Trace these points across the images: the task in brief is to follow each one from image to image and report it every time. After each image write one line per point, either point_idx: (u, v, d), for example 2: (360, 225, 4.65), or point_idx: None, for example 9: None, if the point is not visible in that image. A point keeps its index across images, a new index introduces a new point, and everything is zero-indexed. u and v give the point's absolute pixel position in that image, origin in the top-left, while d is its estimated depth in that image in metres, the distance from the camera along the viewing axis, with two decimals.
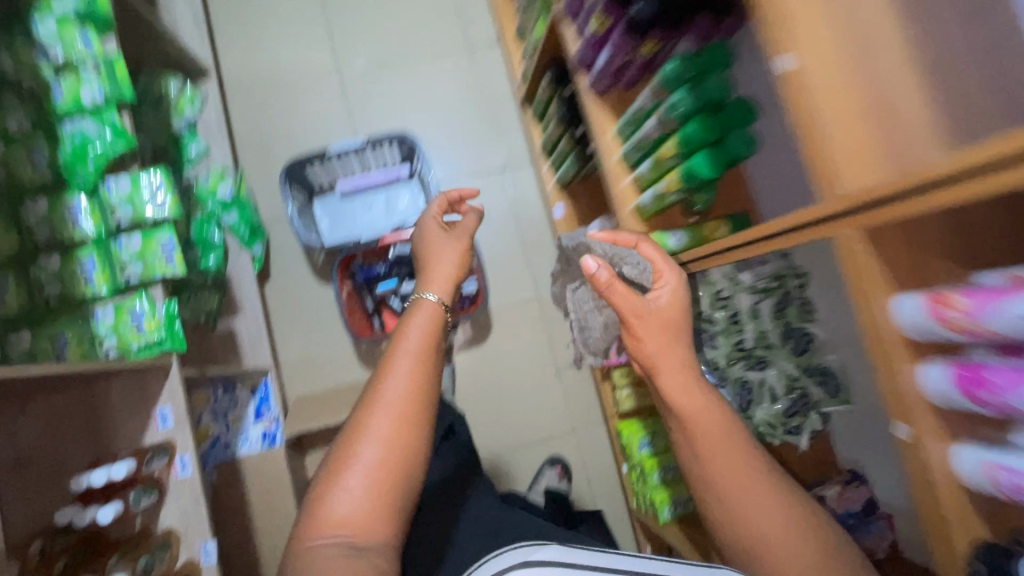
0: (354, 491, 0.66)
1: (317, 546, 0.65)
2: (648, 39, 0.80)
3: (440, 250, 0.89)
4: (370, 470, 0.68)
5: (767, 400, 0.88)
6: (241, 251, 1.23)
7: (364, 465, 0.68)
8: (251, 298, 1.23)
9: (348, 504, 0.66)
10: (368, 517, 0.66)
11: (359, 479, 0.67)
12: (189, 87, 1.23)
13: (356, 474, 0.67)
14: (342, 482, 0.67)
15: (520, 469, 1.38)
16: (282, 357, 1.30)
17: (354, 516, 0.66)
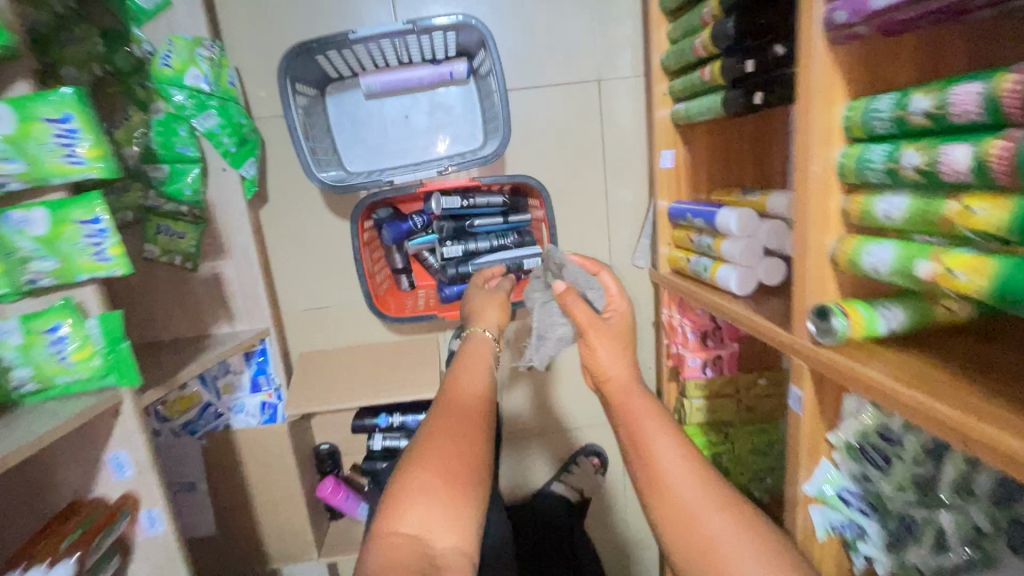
0: (431, 492, 0.58)
1: (378, 561, 0.54)
2: None
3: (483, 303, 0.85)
4: (455, 455, 0.61)
5: (928, 549, 0.59)
6: (226, 169, 0.88)
7: (428, 464, 0.60)
8: (241, 235, 0.92)
9: (410, 488, 0.58)
10: (444, 515, 0.57)
11: (420, 479, 0.58)
12: None
13: (435, 467, 0.59)
14: (419, 474, 0.59)
15: (551, 454, 1.21)
16: (283, 306, 1.04)
17: (430, 520, 0.56)
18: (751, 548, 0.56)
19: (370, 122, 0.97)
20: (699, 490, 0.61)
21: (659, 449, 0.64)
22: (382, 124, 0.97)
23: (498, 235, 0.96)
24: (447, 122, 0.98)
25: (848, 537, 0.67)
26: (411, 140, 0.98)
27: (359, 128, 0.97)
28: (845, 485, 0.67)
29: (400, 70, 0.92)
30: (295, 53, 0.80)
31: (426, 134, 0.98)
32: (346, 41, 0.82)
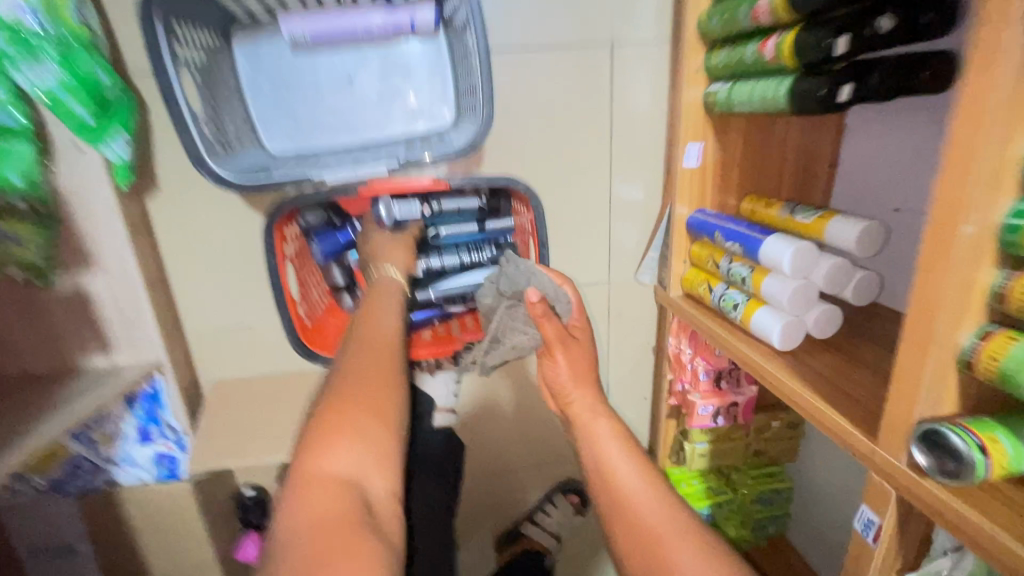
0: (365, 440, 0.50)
1: (302, 514, 0.44)
2: None
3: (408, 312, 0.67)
4: (382, 387, 0.54)
5: None
6: (79, 146, 0.61)
7: (342, 405, 0.51)
8: (113, 239, 0.66)
9: (327, 451, 0.48)
10: (373, 461, 0.50)
11: (336, 436, 0.49)
12: None
13: (364, 402, 0.52)
14: (340, 418, 0.50)
15: (522, 493, 1.03)
16: (186, 326, 0.79)
17: (358, 461, 0.49)
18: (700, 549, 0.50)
19: (298, 85, 0.70)
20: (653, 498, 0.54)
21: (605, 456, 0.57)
22: (316, 90, 0.71)
23: (467, 250, 0.79)
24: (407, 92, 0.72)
25: None
26: (358, 114, 0.72)
27: (284, 93, 0.70)
28: None
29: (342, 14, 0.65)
30: None
31: (380, 106, 0.72)
32: None
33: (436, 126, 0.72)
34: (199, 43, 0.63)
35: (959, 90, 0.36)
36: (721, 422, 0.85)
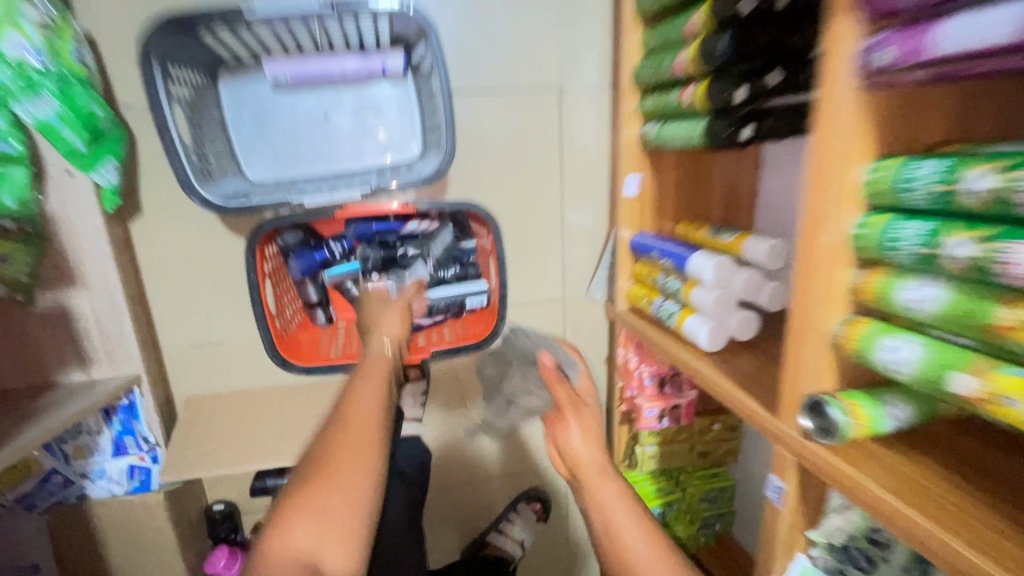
0: (328, 524, 0.50)
1: None
2: None
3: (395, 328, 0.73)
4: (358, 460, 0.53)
5: None
6: (71, 172, 0.66)
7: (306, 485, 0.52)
8: (98, 259, 0.70)
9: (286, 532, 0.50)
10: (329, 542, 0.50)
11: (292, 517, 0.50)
12: None
13: (328, 480, 0.52)
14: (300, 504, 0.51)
15: (487, 499, 1.09)
16: (161, 342, 0.83)
17: (316, 535, 0.50)
18: None
19: (278, 120, 0.78)
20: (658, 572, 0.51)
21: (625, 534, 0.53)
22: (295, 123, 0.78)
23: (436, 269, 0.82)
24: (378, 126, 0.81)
25: None
26: (331, 148, 0.80)
27: (265, 127, 0.77)
28: None
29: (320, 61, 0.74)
30: None
31: (350, 140, 0.80)
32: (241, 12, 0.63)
33: (404, 158, 0.81)
34: (188, 82, 0.70)
35: (812, 135, 0.47)
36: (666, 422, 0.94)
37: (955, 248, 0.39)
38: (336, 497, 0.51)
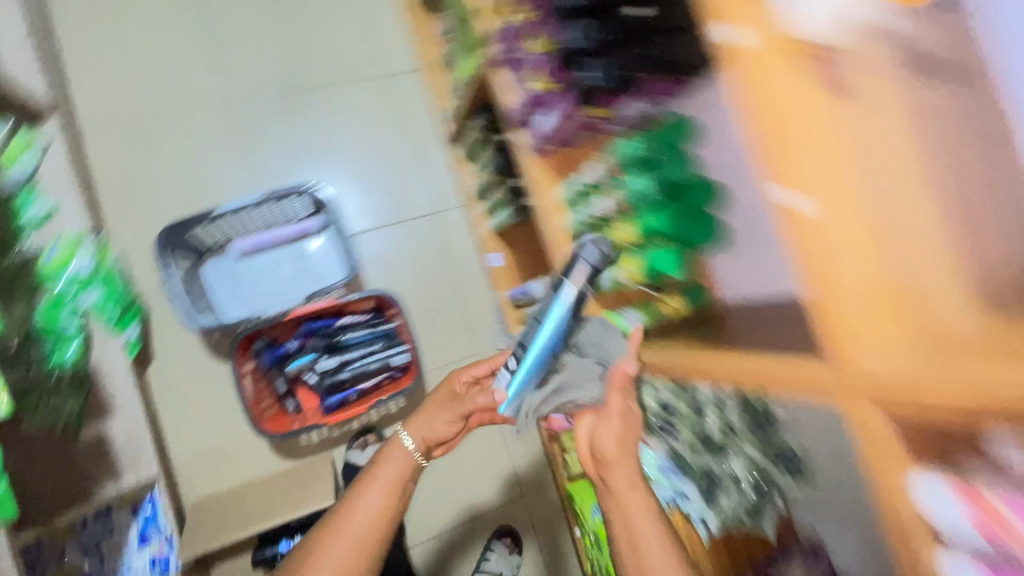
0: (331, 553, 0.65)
1: None
2: (596, 104, 0.64)
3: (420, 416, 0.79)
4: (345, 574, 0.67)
5: (745, 501, 0.64)
6: (108, 337, 0.99)
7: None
8: (126, 393, 0.99)
9: None
10: None
11: None
12: (22, 129, 0.96)
13: None
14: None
15: (459, 545, 1.26)
16: (172, 455, 1.08)
17: None
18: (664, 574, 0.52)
19: (246, 279, 1.12)
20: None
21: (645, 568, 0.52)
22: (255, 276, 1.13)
23: (368, 346, 1.11)
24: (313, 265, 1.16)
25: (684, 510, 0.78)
26: (285, 285, 1.13)
27: (236, 285, 1.11)
28: None
29: (266, 228, 1.12)
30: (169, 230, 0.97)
31: (294, 275, 1.14)
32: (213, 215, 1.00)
33: (334, 271, 1.15)
34: (179, 269, 1.04)
35: (531, 185, 0.84)
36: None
37: (602, 209, 0.70)
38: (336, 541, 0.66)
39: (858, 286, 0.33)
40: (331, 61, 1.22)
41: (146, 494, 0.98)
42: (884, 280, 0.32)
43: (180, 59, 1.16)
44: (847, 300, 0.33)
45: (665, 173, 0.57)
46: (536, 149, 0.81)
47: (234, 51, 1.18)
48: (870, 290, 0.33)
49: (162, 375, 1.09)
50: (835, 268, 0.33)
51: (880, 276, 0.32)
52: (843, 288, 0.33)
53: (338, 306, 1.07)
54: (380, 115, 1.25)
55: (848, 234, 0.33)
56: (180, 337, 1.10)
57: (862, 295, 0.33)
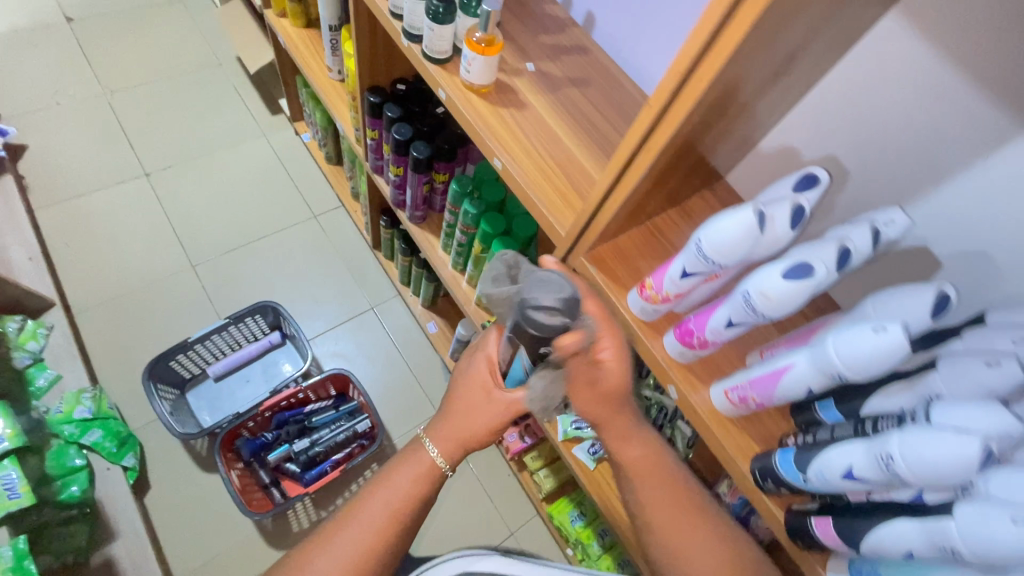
0: (341, 551, 0.63)
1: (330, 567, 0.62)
2: (435, 172, 1.00)
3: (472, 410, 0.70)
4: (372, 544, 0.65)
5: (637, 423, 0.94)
6: (110, 467, 1.16)
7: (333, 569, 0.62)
8: (128, 514, 1.13)
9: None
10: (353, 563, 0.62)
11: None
12: (30, 322, 1.24)
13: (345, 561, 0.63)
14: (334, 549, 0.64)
15: None
16: (174, 571, 1.16)
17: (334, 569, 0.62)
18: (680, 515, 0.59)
19: (226, 394, 1.35)
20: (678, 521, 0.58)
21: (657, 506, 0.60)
22: (232, 394, 1.36)
23: (335, 422, 1.27)
24: (278, 372, 1.39)
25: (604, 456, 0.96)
26: (261, 387, 1.37)
27: (218, 400, 1.34)
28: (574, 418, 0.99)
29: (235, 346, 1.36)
30: (153, 364, 1.20)
31: (265, 379, 1.37)
32: (187, 345, 1.24)
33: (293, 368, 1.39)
34: (166, 395, 1.25)
35: (421, 242, 1.15)
36: (528, 439, 1.29)
37: (457, 237, 1.01)
38: (348, 537, 0.64)
39: (535, 189, 0.65)
40: (269, 217, 1.57)
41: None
42: (553, 180, 0.66)
43: (149, 244, 1.47)
44: (532, 195, 0.64)
45: (492, 200, 0.91)
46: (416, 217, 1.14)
47: (191, 228, 1.51)
48: (542, 189, 0.65)
49: (160, 494, 1.22)
50: (528, 178, 0.65)
51: (549, 179, 0.66)
52: (532, 195, 0.64)
53: (302, 391, 1.28)
54: (313, 242, 1.56)
55: (531, 167, 0.66)
56: (173, 455, 1.26)
57: (544, 193, 0.65)
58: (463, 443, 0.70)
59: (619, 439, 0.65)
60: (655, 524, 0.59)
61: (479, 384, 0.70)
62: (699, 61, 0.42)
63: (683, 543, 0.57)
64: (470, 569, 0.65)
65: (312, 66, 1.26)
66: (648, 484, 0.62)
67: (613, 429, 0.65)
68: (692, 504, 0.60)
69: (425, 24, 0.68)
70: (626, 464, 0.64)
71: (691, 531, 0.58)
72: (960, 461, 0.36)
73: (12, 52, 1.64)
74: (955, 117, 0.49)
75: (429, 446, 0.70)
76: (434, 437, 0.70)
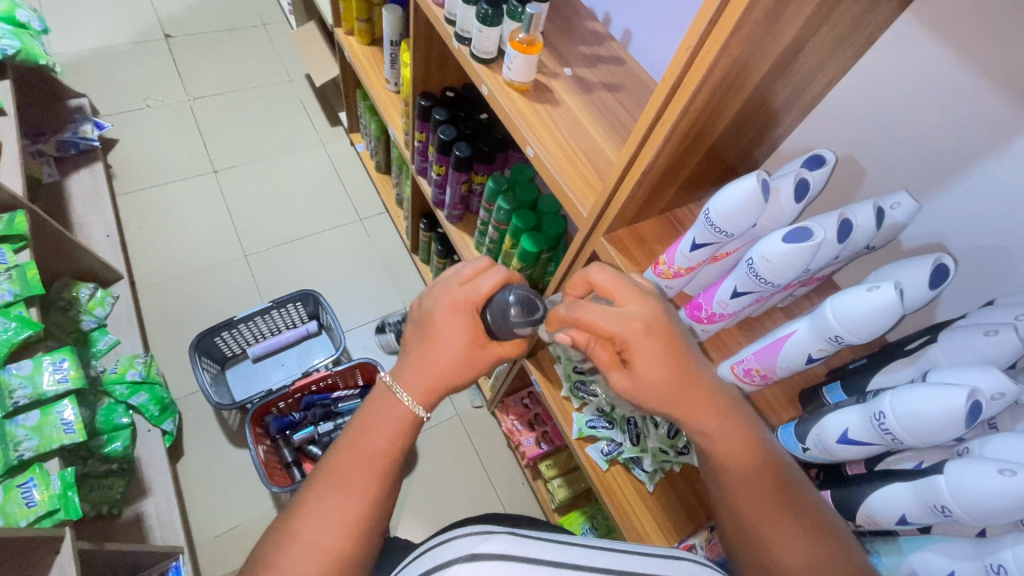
0: (337, 510, 0.49)
1: (323, 513, 0.49)
2: (474, 172, 1.08)
3: (434, 359, 0.55)
4: (364, 488, 0.50)
5: (652, 427, 0.86)
6: (150, 429, 1.24)
7: (321, 518, 0.48)
8: (161, 473, 1.20)
9: (315, 529, 0.48)
10: (346, 509, 0.49)
11: (319, 528, 0.48)
12: (100, 291, 1.36)
13: (330, 510, 0.49)
14: (321, 499, 0.49)
15: None
16: (195, 538, 1.21)
17: (328, 516, 0.49)
18: (781, 528, 0.45)
19: (261, 376, 1.43)
20: (770, 519, 0.46)
21: (742, 503, 0.47)
22: (267, 376, 1.43)
23: None
24: (311, 360, 1.46)
25: (619, 457, 0.90)
26: (297, 372, 1.44)
27: (255, 381, 1.42)
28: (590, 417, 0.96)
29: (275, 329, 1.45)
30: (201, 337, 1.29)
31: (301, 365, 1.46)
32: (232, 323, 1.33)
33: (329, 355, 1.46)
34: (209, 368, 1.34)
35: (458, 238, 1.22)
36: (545, 445, 1.26)
37: (490, 233, 1.06)
38: (345, 490, 0.50)
39: (560, 174, 0.70)
40: (318, 217, 1.68)
41: (170, 564, 1.05)
42: (578, 169, 0.71)
43: (210, 232, 1.60)
44: (555, 180, 0.70)
45: (525, 198, 0.97)
46: (456, 217, 1.21)
47: (248, 223, 1.64)
48: (564, 175, 0.70)
49: (191, 461, 1.29)
50: (551, 163, 0.71)
51: (574, 168, 0.71)
52: (556, 179, 0.70)
53: (331, 376, 1.32)
54: (356, 240, 1.66)
55: (559, 154, 0.72)
56: (208, 424, 1.33)
57: (566, 177, 0.70)
58: (439, 389, 0.55)
59: (701, 430, 0.49)
60: (739, 516, 0.47)
61: (455, 323, 0.55)
62: (706, 39, 0.46)
63: (778, 535, 0.45)
64: (475, 554, 0.43)
65: (372, 77, 1.38)
66: (735, 483, 0.48)
67: (695, 418, 0.49)
68: (794, 498, 0.46)
69: (475, 27, 0.76)
70: (720, 458, 0.49)
71: (787, 526, 0.45)
72: (948, 416, 0.37)
73: (116, 60, 1.87)
74: (967, 113, 0.50)
75: (398, 392, 0.54)
76: (399, 380, 0.55)
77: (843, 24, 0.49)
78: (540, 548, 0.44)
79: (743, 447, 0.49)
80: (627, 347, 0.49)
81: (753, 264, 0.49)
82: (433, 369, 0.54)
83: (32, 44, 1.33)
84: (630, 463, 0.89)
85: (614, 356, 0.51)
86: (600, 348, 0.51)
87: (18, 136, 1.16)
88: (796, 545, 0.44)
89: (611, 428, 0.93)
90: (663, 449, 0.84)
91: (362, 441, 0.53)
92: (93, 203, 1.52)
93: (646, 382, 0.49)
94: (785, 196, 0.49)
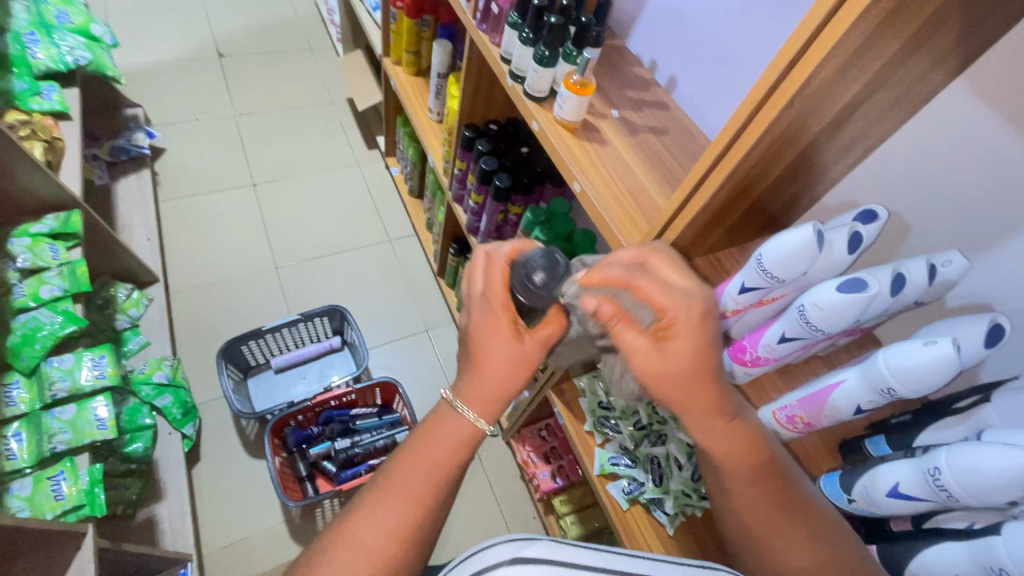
0: (386, 514, 0.49)
1: (375, 514, 0.49)
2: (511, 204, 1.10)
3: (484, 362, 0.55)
4: (416, 498, 0.50)
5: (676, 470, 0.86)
6: (171, 432, 1.25)
7: (373, 520, 0.49)
8: (177, 477, 1.20)
9: (365, 533, 0.48)
10: (399, 516, 0.49)
11: (367, 531, 0.49)
12: (136, 293, 1.40)
13: (384, 512, 0.49)
14: (376, 504, 0.50)
15: None
16: (204, 546, 1.20)
17: (377, 519, 0.49)
18: (783, 532, 0.47)
19: (281, 388, 1.44)
20: (775, 523, 0.48)
21: (747, 504, 0.49)
22: (288, 389, 1.44)
23: (377, 429, 1.32)
24: (332, 375, 1.47)
25: (640, 497, 0.88)
26: (316, 387, 1.45)
27: (274, 392, 1.43)
28: (613, 454, 0.95)
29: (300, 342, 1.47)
30: (230, 344, 1.31)
31: (321, 380, 1.46)
32: (260, 333, 1.35)
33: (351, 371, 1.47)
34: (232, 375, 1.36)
35: None
36: (560, 479, 1.25)
37: None
38: (395, 496, 0.50)
39: (605, 211, 0.72)
40: (349, 235, 1.72)
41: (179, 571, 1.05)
42: (623, 207, 0.73)
43: (244, 243, 1.65)
44: (600, 216, 0.72)
45: (561, 230, 0.98)
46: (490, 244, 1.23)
47: (281, 236, 1.68)
48: (609, 211, 0.72)
49: (207, 468, 1.29)
50: (596, 199, 0.73)
51: (620, 205, 0.73)
52: (602, 215, 0.72)
53: (352, 393, 1.32)
54: (384, 260, 1.69)
55: (604, 190, 0.75)
56: (227, 430, 1.34)
57: (611, 213, 0.72)
58: (499, 399, 0.56)
59: (706, 428, 0.50)
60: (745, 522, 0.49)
61: (495, 325, 0.56)
62: (770, 93, 0.48)
63: (784, 540, 0.47)
64: (520, 557, 0.43)
65: (416, 106, 1.43)
66: (740, 483, 0.50)
67: (701, 418, 0.50)
68: (801, 505, 0.48)
69: (531, 67, 0.80)
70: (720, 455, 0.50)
71: (788, 529, 0.47)
72: (1010, 478, 0.37)
73: (171, 75, 1.97)
74: (1018, 179, 0.51)
75: (461, 409, 0.55)
76: (462, 396, 0.55)
77: (896, 90, 0.51)
78: (579, 552, 0.45)
79: (750, 446, 0.50)
80: (678, 325, 0.49)
81: (805, 313, 0.50)
82: (491, 381, 0.55)
83: (101, 56, 1.41)
84: (651, 506, 0.87)
85: (644, 337, 0.50)
86: (627, 326, 0.51)
87: (80, 140, 1.22)
88: (795, 548, 0.47)
89: (634, 467, 0.92)
90: (687, 492, 0.83)
91: (419, 448, 0.54)
92: (138, 208, 1.58)
93: (672, 372, 0.49)
94: (837, 247, 0.50)
